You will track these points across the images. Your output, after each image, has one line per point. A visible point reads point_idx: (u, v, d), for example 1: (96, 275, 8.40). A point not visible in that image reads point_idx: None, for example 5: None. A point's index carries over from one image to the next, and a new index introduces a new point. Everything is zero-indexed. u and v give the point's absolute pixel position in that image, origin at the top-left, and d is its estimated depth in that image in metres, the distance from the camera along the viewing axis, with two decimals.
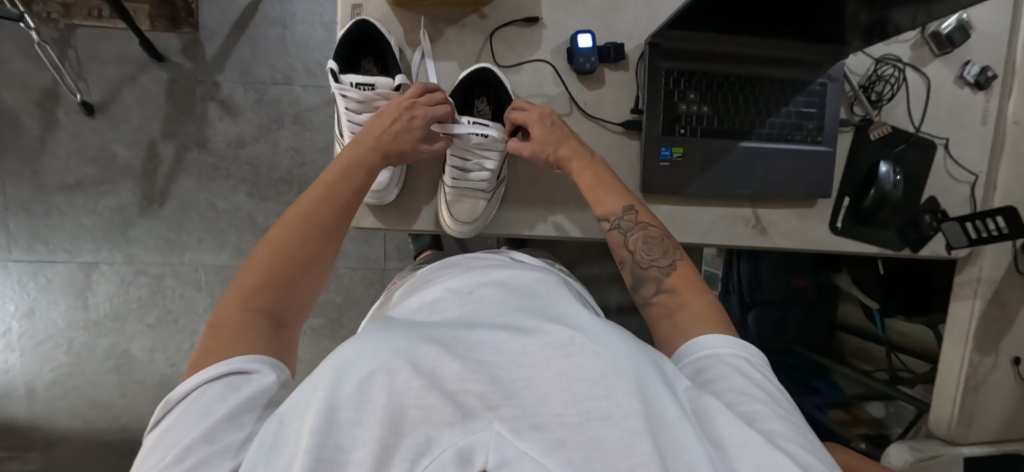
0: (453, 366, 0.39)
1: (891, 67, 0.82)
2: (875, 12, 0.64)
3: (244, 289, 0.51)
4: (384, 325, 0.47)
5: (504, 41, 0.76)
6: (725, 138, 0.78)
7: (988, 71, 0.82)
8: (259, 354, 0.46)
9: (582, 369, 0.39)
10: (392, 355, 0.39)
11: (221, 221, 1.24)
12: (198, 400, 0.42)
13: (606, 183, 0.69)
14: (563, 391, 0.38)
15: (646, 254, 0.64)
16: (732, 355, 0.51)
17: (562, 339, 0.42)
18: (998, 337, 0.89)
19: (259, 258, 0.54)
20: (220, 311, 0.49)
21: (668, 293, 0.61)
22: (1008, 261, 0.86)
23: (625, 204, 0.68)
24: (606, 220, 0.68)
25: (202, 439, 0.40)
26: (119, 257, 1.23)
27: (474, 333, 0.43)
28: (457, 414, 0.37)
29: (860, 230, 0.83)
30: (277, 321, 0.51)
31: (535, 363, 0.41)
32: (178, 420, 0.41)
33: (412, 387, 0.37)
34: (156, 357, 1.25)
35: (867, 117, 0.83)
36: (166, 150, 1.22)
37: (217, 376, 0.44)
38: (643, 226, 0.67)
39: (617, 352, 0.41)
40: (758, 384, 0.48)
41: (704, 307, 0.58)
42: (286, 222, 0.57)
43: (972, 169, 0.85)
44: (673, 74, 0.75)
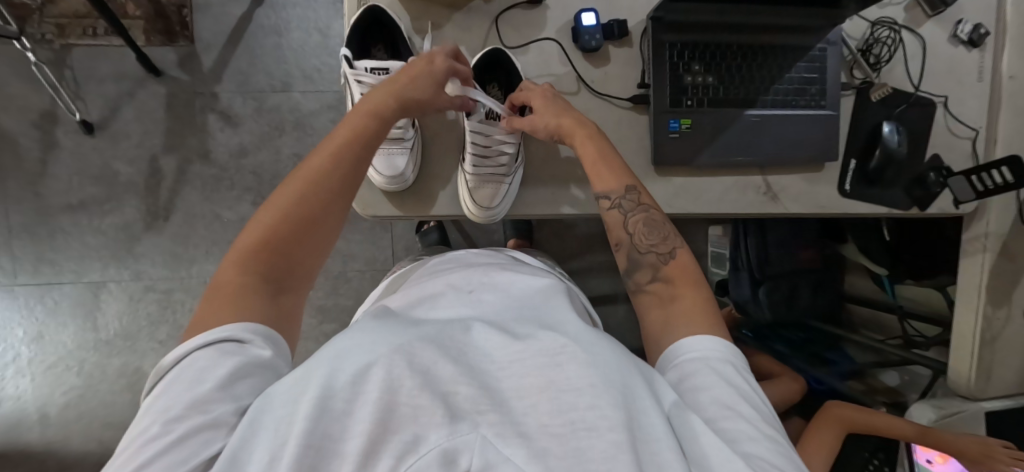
0: (446, 368, 0.39)
1: (887, 29, 0.84)
2: None
3: (243, 253, 0.50)
4: (375, 324, 0.45)
5: (510, 24, 0.77)
6: (732, 107, 0.80)
7: (980, 28, 0.84)
8: (252, 324, 0.46)
9: (571, 379, 0.39)
10: (389, 350, 0.39)
11: (227, 231, 1.24)
12: (191, 366, 0.42)
13: (608, 160, 0.65)
14: (549, 401, 0.38)
15: (645, 238, 0.61)
16: (721, 361, 0.49)
17: (554, 347, 0.42)
18: (1011, 288, 0.89)
19: (263, 218, 0.52)
20: (220, 274, 0.49)
21: (663, 282, 0.58)
22: (1014, 213, 0.88)
23: (629, 184, 0.64)
24: (605, 199, 0.64)
25: (192, 405, 0.39)
26: (127, 275, 1.22)
27: (470, 335, 0.44)
28: (446, 415, 0.36)
29: (868, 191, 0.85)
30: (275, 287, 0.50)
31: (526, 370, 0.40)
32: (168, 388, 0.41)
33: (405, 385, 0.37)
34: None
35: (868, 79, 0.84)
36: (168, 164, 1.21)
37: (209, 342, 0.44)
38: (644, 208, 0.63)
39: (607, 365, 0.41)
40: (744, 395, 0.46)
41: (696, 308, 0.54)
42: (300, 175, 0.55)
43: (972, 124, 0.86)
44: (677, 47, 0.77)
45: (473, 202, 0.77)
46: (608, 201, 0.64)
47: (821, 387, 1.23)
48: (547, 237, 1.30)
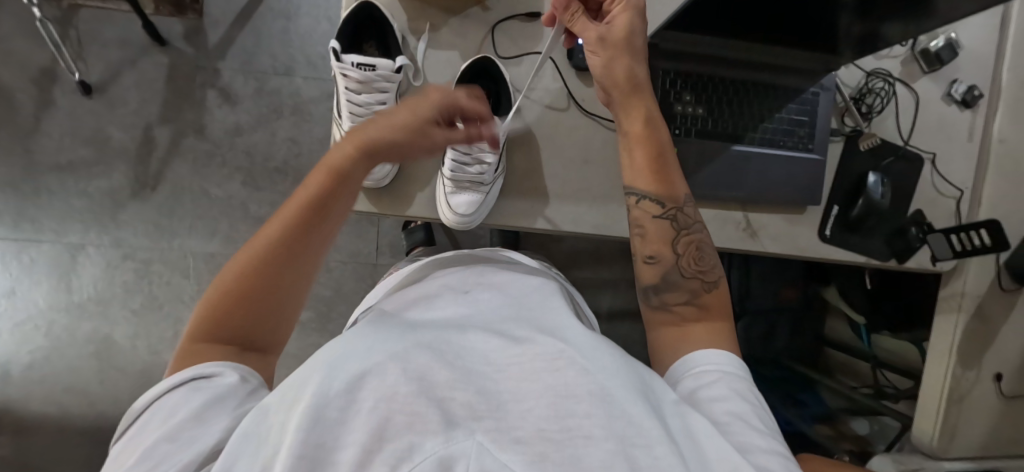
0: (443, 372, 0.39)
1: (881, 81, 0.85)
2: (868, 24, 0.69)
3: (206, 312, 0.49)
4: (371, 328, 0.45)
5: (506, 34, 0.78)
6: (720, 140, 0.81)
7: (974, 89, 0.84)
8: (214, 361, 0.47)
9: (569, 385, 0.40)
10: (385, 357, 0.39)
11: (213, 208, 1.24)
12: (165, 404, 0.43)
13: (664, 158, 0.65)
14: (547, 407, 0.39)
15: (693, 262, 0.63)
16: (735, 378, 0.53)
17: (552, 352, 0.43)
18: (982, 350, 0.89)
19: (227, 271, 0.51)
20: (192, 328, 0.49)
21: (696, 306, 0.61)
22: (990, 276, 0.87)
23: (689, 195, 0.65)
24: (668, 202, 0.64)
25: (167, 437, 0.40)
26: (107, 241, 1.22)
27: (465, 340, 0.44)
28: (442, 422, 0.36)
29: (847, 237, 0.85)
30: (241, 346, 0.50)
31: (522, 375, 0.41)
32: (142, 431, 0.42)
33: (400, 391, 0.37)
34: (138, 343, 1.24)
35: (858, 128, 0.84)
36: (162, 135, 1.22)
37: (181, 381, 0.45)
38: (695, 228, 0.65)
39: (604, 371, 0.42)
40: (756, 411, 0.49)
41: (721, 330, 0.59)
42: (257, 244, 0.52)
43: (958, 184, 0.86)
44: (670, 75, 0.79)
45: (450, 209, 0.77)
46: (658, 207, 0.64)
47: (789, 428, 1.17)
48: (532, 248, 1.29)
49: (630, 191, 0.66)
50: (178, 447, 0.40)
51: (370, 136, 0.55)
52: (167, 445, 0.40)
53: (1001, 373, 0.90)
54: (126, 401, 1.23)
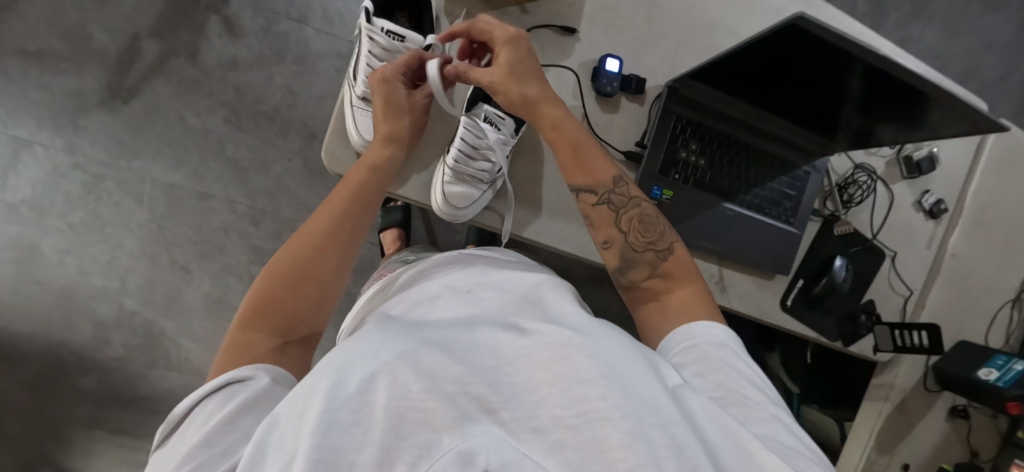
0: (452, 368, 0.44)
1: (865, 175, 0.90)
2: (866, 120, 0.77)
3: (248, 313, 0.54)
4: (380, 331, 0.49)
5: (538, 42, 0.77)
6: (713, 194, 0.84)
7: (941, 203, 0.91)
8: (256, 364, 0.50)
9: (579, 370, 0.44)
10: (392, 359, 0.43)
11: (187, 138, 1.18)
12: (199, 414, 0.45)
13: (590, 151, 0.69)
14: (562, 394, 0.43)
15: (641, 235, 0.66)
16: (718, 346, 0.54)
17: (560, 340, 0.47)
18: (897, 441, 0.94)
19: (265, 282, 0.57)
20: (232, 336, 0.53)
21: (661, 278, 0.63)
22: (920, 375, 0.95)
23: (616, 174, 0.68)
24: (595, 193, 0.68)
25: (203, 443, 0.42)
26: (59, 144, 1.13)
27: (473, 337, 0.48)
28: (455, 419, 0.41)
29: (807, 312, 0.89)
30: (282, 337, 0.54)
31: (532, 367, 0.46)
32: (181, 436, 0.45)
33: (412, 390, 0.42)
34: (68, 260, 1.16)
35: (836, 213, 0.90)
36: (148, 49, 1.15)
37: (212, 390, 0.47)
38: (635, 202, 0.68)
39: (610, 354, 0.46)
40: (747, 378, 0.51)
41: (693, 298, 0.60)
42: (293, 246, 0.59)
43: (910, 285, 0.93)
44: (682, 121, 0.81)
45: (443, 199, 0.76)
46: (593, 197, 0.68)
47: None
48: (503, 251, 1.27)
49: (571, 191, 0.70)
50: (215, 453, 0.42)
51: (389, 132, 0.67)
52: (203, 450, 0.42)
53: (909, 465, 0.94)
54: (38, 319, 1.16)
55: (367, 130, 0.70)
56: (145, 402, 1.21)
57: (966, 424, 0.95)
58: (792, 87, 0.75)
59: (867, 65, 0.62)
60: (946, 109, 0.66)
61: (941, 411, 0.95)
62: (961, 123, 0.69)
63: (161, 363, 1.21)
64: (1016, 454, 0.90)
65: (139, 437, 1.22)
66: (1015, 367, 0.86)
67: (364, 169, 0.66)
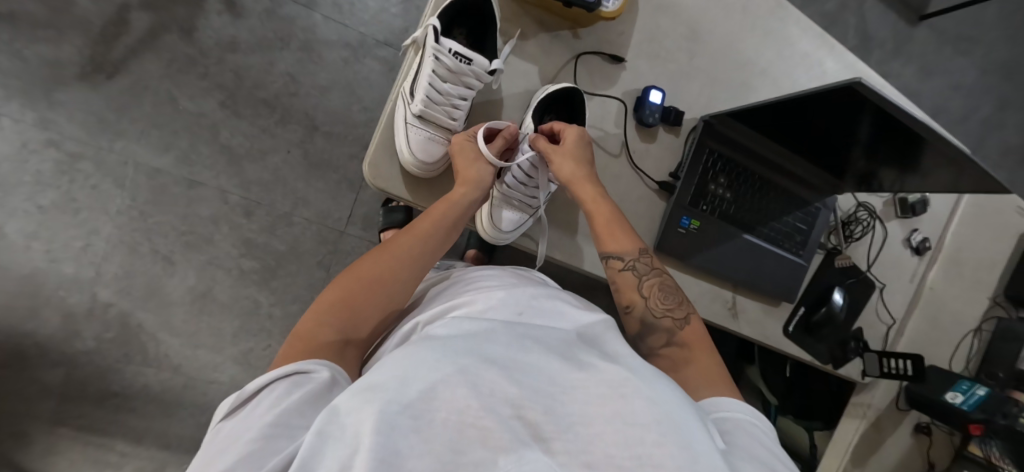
0: (509, 390, 0.45)
1: (866, 213, 0.97)
2: (871, 164, 0.82)
3: (321, 306, 0.57)
4: (439, 340, 0.49)
5: (587, 68, 0.80)
6: (735, 225, 0.87)
7: (927, 242, 1.00)
8: (318, 358, 0.51)
9: (636, 412, 0.44)
10: (453, 371, 0.45)
11: (177, 120, 1.10)
12: (268, 395, 0.47)
13: (620, 225, 0.73)
14: (617, 433, 0.43)
15: (661, 302, 0.68)
16: (750, 423, 0.53)
17: (618, 379, 0.47)
18: (870, 455, 1.03)
19: (342, 280, 0.60)
20: (302, 323, 0.55)
21: (678, 347, 0.64)
22: (893, 396, 1.04)
23: (639, 246, 0.72)
24: (620, 259, 0.71)
25: (271, 423, 0.44)
26: (31, 119, 1.03)
27: (529, 358, 0.48)
28: (510, 443, 0.41)
29: (805, 338, 0.95)
30: (343, 339, 0.55)
31: (588, 400, 0.46)
32: (242, 416, 0.46)
33: (470, 406, 0.43)
34: (33, 246, 1.06)
35: (838, 246, 0.96)
36: (138, 21, 1.07)
37: (282, 375, 0.49)
38: (656, 273, 0.71)
39: (668, 401, 0.46)
40: (778, 457, 0.50)
41: (712, 369, 0.61)
42: (372, 257, 0.62)
43: (893, 315, 1.01)
44: (713, 155, 0.84)
45: (489, 222, 0.77)
46: (621, 263, 0.71)
47: None
48: (507, 258, 1.22)
49: (602, 257, 0.72)
50: (273, 435, 0.43)
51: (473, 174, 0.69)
52: (263, 431, 0.43)
53: None
54: None
55: (421, 148, 0.69)
56: (116, 400, 1.11)
57: (928, 440, 1.04)
58: (809, 129, 0.80)
59: (879, 109, 0.67)
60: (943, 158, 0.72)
61: (907, 428, 1.04)
62: (955, 169, 0.75)
63: (136, 359, 1.11)
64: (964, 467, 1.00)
65: (111, 435, 1.11)
66: (978, 392, 0.95)
67: (447, 205, 0.68)
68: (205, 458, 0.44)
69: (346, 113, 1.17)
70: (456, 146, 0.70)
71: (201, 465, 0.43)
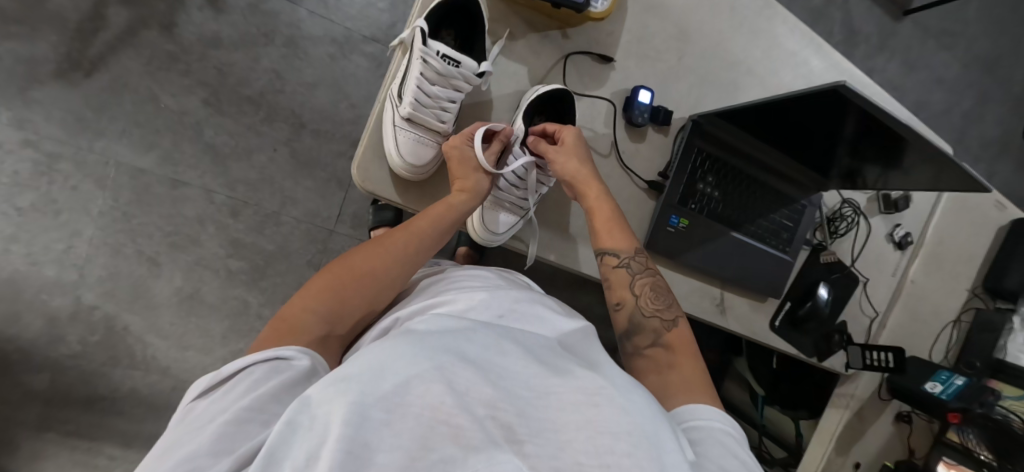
0: (484, 390, 0.45)
1: (850, 209, 0.99)
2: (855, 161, 0.83)
3: (308, 293, 0.58)
4: (420, 336, 0.49)
5: (576, 67, 0.79)
6: (723, 223, 0.88)
7: (909, 237, 1.02)
8: (292, 345, 0.52)
9: (607, 421, 0.45)
10: (429, 366, 0.45)
11: (159, 119, 1.07)
12: (245, 379, 0.48)
13: (618, 222, 0.73)
14: (587, 441, 0.44)
15: (651, 302, 0.69)
16: (723, 432, 0.54)
17: (592, 387, 0.48)
18: (853, 443, 1.06)
19: (334, 268, 0.61)
20: (288, 308, 0.56)
21: (663, 348, 0.66)
22: (876, 386, 1.07)
23: (635, 245, 0.73)
24: (615, 255, 0.72)
25: (246, 408, 0.45)
26: (6, 118, 1.00)
27: (507, 359, 0.49)
28: (483, 441, 0.42)
29: (790, 332, 0.98)
30: (325, 331, 0.56)
31: (561, 405, 0.47)
32: (218, 399, 0.47)
33: (444, 402, 0.43)
34: (13, 248, 1.03)
35: (823, 243, 0.98)
36: (116, 17, 1.04)
37: (262, 359, 0.50)
38: (649, 272, 0.72)
39: (640, 413, 0.46)
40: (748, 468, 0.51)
41: (695, 375, 0.62)
42: (364, 250, 0.63)
43: (876, 307, 1.03)
44: (701, 154, 0.85)
45: (480, 222, 0.77)
46: (616, 259, 0.72)
47: None
48: (497, 255, 1.22)
49: (598, 251, 0.73)
50: (244, 421, 0.44)
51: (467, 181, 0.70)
52: (237, 416, 0.44)
53: (860, 463, 1.06)
54: None
55: (409, 151, 0.68)
56: (105, 403, 1.10)
57: (909, 428, 1.07)
58: (791, 127, 0.81)
59: (861, 110, 0.68)
60: (926, 154, 0.73)
61: (888, 417, 1.07)
62: (933, 164, 0.76)
63: (124, 362, 1.10)
64: (943, 453, 1.01)
65: (96, 439, 1.10)
66: (957, 381, 0.98)
67: (444, 206, 0.68)
68: (175, 435, 0.45)
69: (333, 110, 1.16)
70: (455, 152, 0.69)
71: (169, 442, 0.44)
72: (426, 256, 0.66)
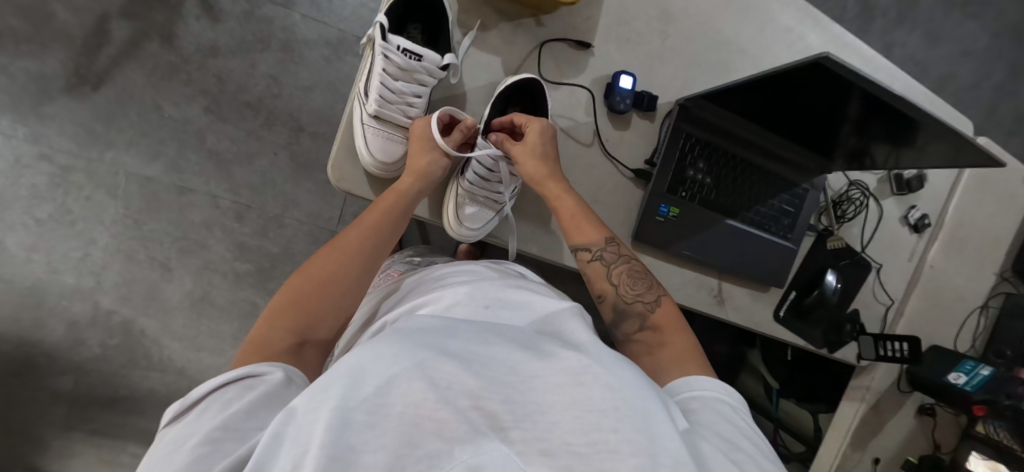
0: (466, 380, 0.41)
1: (859, 191, 0.94)
2: (862, 140, 0.78)
3: (274, 309, 0.56)
4: (401, 334, 0.46)
5: (552, 55, 0.78)
6: (717, 211, 0.85)
7: (925, 218, 0.96)
8: (269, 361, 0.50)
9: (594, 398, 0.41)
10: (410, 364, 0.41)
11: (163, 128, 1.11)
12: (216, 399, 0.45)
13: (586, 213, 0.72)
14: (575, 420, 0.40)
15: (630, 288, 0.68)
16: (717, 401, 0.52)
17: (577, 366, 0.43)
18: (870, 438, 1.00)
19: (294, 282, 0.59)
20: (257, 329, 0.54)
21: (651, 331, 0.63)
22: (894, 378, 1.00)
23: (607, 236, 0.71)
24: (587, 250, 0.71)
25: (219, 427, 0.42)
26: (22, 133, 1.05)
27: (490, 348, 0.45)
28: (468, 431, 0.38)
29: (797, 323, 0.93)
30: (299, 338, 0.54)
31: (548, 387, 0.42)
32: (194, 420, 0.44)
33: (427, 399, 0.39)
34: (35, 257, 1.09)
35: (829, 228, 0.93)
36: (118, 31, 1.08)
37: (233, 378, 0.47)
38: (624, 259, 0.71)
39: (628, 386, 0.42)
40: (744, 433, 0.48)
41: (685, 350, 0.60)
42: (326, 254, 0.62)
43: (891, 295, 0.98)
44: (691, 139, 0.82)
45: (456, 218, 0.76)
46: (588, 253, 0.71)
47: None
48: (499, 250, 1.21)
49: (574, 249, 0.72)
50: (228, 439, 0.42)
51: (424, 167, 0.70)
52: (215, 435, 0.42)
53: (880, 458, 1.00)
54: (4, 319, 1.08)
55: (379, 149, 0.70)
56: (126, 404, 1.15)
57: (933, 421, 1.01)
58: (799, 105, 0.76)
59: (864, 92, 0.65)
60: (935, 133, 0.69)
61: (910, 409, 1.01)
62: (943, 141, 0.70)
63: (141, 363, 1.15)
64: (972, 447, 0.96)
65: (119, 438, 1.15)
66: (982, 372, 0.92)
67: (397, 194, 0.68)
68: (150, 467, 0.42)
69: (330, 111, 1.17)
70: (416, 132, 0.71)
71: None
72: (392, 241, 0.67)
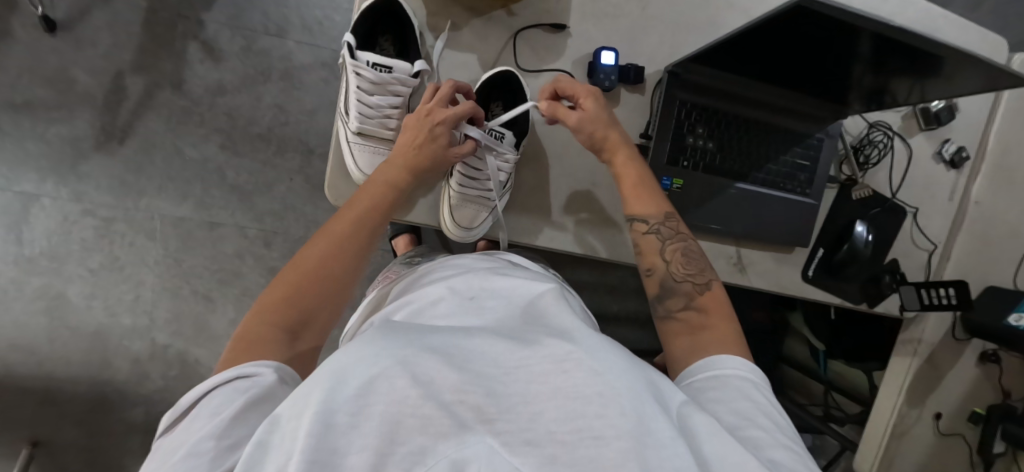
0: (450, 376, 0.41)
1: (881, 133, 0.88)
2: (878, 78, 0.72)
3: (266, 306, 0.57)
4: (383, 331, 0.46)
5: (528, 43, 0.77)
6: (724, 176, 0.82)
7: (962, 151, 0.89)
8: (260, 360, 0.51)
9: (579, 386, 0.41)
10: (391, 362, 0.41)
11: (187, 170, 1.17)
12: (209, 405, 0.47)
13: (649, 186, 0.71)
14: (558, 408, 0.40)
15: (682, 267, 0.67)
16: (736, 378, 0.53)
17: (561, 353, 0.43)
18: (928, 392, 0.94)
19: (286, 276, 0.60)
20: (245, 327, 0.55)
21: (696, 310, 0.63)
22: (947, 327, 0.93)
23: (666, 211, 0.70)
24: (643, 223, 0.70)
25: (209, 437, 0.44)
26: (65, 193, 1.14)
27: (473, 343, 0.44)
28: (452, 426, 0.39)
29: (828, 280, 0.88)
30: (293, 334, 0.56)
31: (532, 376, 0.42)
32: (186, 428, 0.46)
33: (409, 396, 0.39)
34: (94, 304, 1.18)
35: (853, 177, 0.88)
36: (133, 85, 1.15)
37: (225, 381, 0.49)
38: (681, 237, 0.70)
39: (613, 370, 0.42)
40: (762, 409, 0.49)
41: (726, 331, 0.60)
42: (315, 251, 0.63)
43: (934, 239, 0.91)
44: (686, 105, 0.79)
45: (452, 220, 0.77)
46: (646, 225, 0.70)
47: None
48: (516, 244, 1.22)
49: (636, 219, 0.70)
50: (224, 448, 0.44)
51: (415, 155, 0.71)
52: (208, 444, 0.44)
53: (941, 412, 0.95)
54: (76, 363, 1.18)
55: (366, 164, 0.72)
56: None
57: (998, 368, 0.95)
58: (795, 52, 0.71)
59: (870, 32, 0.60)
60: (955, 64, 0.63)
61: (971, 357, 0.95)
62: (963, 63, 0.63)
63: None
64: None
65: None
66: None
67: (388, 184, 0.69)
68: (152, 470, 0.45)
69: None
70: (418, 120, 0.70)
71: None
72: (379, 230, 0.68)
